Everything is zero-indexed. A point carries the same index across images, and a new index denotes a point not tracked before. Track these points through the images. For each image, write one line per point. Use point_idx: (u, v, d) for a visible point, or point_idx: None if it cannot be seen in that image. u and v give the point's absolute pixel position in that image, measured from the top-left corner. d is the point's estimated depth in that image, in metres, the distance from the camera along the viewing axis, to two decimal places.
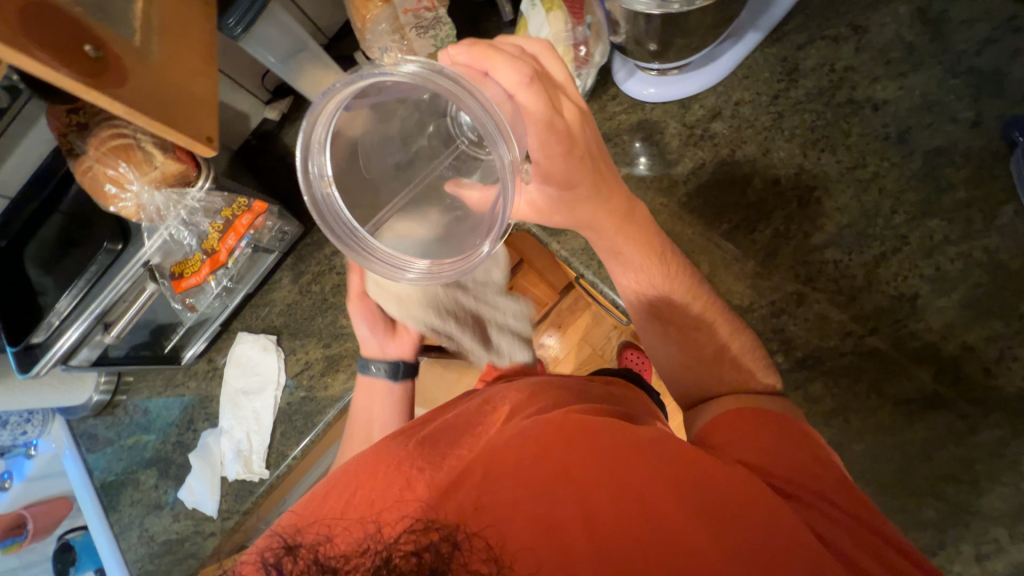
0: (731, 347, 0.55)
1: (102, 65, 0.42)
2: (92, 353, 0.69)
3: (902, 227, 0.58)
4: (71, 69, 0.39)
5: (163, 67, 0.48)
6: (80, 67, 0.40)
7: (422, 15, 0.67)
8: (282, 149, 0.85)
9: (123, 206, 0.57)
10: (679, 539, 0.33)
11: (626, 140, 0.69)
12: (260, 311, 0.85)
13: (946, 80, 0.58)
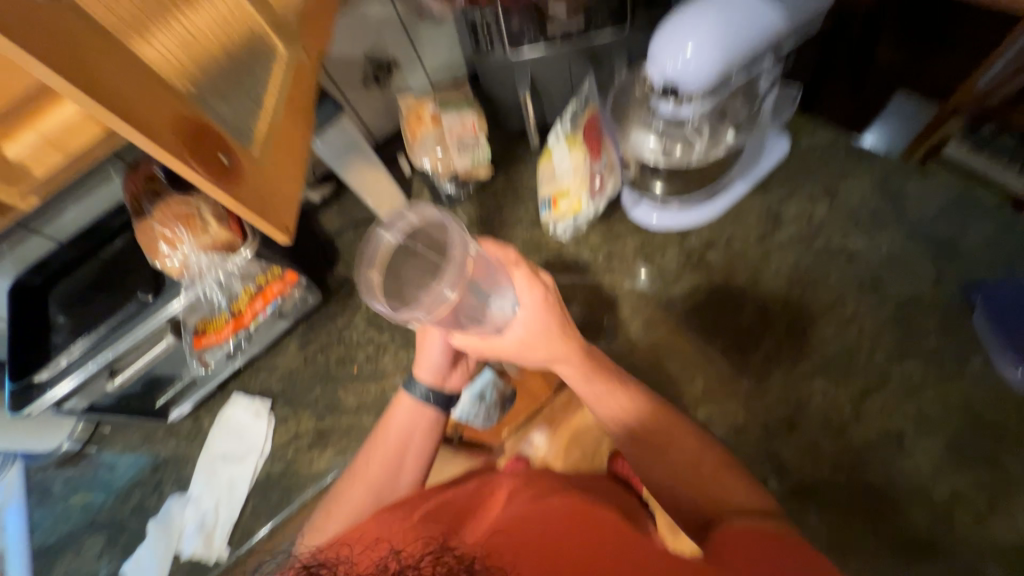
0: None
1: (232, 166, 0.39)
2: (88, 398, 0.69)
3: (883, 365, 0.62)
4: (200, 170, 0.37)
5: (281, 162, 0.45)
6: (209, 165, 0.37)
7: (464, 137, 0.80)
8: (317, 226, 0.94)
9: (169, 264, 0.63)
10: None
11: (629, 257, 0.77)
12: (260, 374, 0.85)
13: (908, 241, 0.67)
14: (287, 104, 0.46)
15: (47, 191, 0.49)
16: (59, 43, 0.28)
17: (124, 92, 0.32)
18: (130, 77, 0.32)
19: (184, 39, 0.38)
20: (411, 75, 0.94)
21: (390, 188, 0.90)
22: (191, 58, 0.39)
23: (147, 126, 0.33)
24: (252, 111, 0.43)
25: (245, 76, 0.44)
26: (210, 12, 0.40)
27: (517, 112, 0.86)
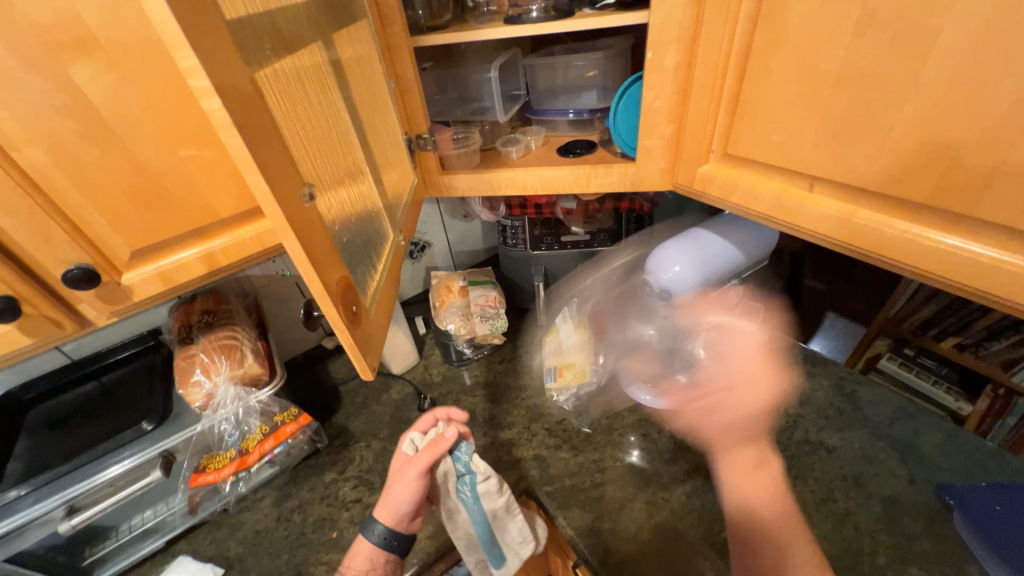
0: None
1: (357, 313, 0.42)
2: (16, 546, 0.59)
3: (888, 569, 0.62)
4: (339, 313, 0.39)
5: (379, 313, 0.49)
6: (345, 311, 0.40)
7: (486, 308, 0.93)
8: (327, 374, 0.98)
9: (195, 392, 0.63)
10: None
11: (622, 431, 0.83)
12: (219, 533, 0.75)
13: (875, 440, 0.76)
14: (388, 268, 0.53)
15: (130, 311, 0.55)
16: (290, 200, 0.33)
17: (311, 242, 0.36)
18: (319, 229, 0.37)
19: (343, 209, 0.45)
20: (440, 256, 1.13)
21: (406, 346, 0.97)
22: (344, 224, 0.45)
23: (318, 271, 0.36)
24: (365, 270, 0.48)
25: (366, 243, 0.50)
26: (355, 194, 0.49)
27: (529, 295, 1.02)
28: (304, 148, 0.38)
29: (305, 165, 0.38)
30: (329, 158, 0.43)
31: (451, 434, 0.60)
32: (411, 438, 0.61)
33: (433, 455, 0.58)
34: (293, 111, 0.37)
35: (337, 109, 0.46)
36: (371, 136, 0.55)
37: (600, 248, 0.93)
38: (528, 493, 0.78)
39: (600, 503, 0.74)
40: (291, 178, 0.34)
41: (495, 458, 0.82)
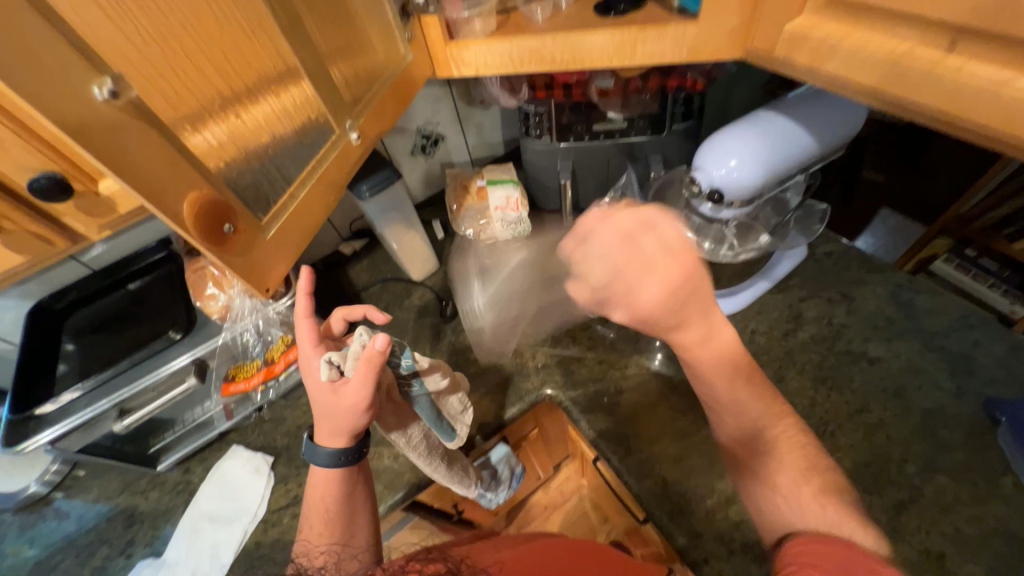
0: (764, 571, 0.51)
1: (235, 233, 0.39)
2: (83, 440, 0.64)
3: (915, 477, 0.61)
4: (189, 230, 0.36)
5: (293, 229, 0.47)
6: (206, 232, 0.37)
7: (507, 212, 0.85)
8: (344, 280, 0.98)
9: (212, 303, 0.64)
10: None
11: (646, 337, 0.81)
12: (265, 426, 0.81)
13: (926, 351, 0.70)
14: (318, 181, 0.49)
15: (122, 224, 0.50)
16: (95, 129, 0.29)
17: (136, 156, 0.31)
18: (152, 144, 0.32)
19: (228, 116, 0.41)
20: (455, 151, 1.02)
21: (424, 251, 0.93)
22: (228, 135, 0.42)
23: (153, 191, 0.32)
24: (269, 185, 0.46)
25: (288, 154, 0.48)
26: (281, 97, 0.46)
27: (555, 194, 0.92)
28: (145, 47, 0.33)
29: (134, 68, 0.33)
30: (207, 57, 0.38)
31: (384, 344, 0.45)
32: (326, 361, 0.49)
33: (372, 375, 0.46)
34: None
35: None
36: None
37: (638, 138, 0.80)
38: (551, 397, 0.79)
39: (622, 408, 0.74)
40: (77, 71, 0.28)
41: (518, 364, 0.82)
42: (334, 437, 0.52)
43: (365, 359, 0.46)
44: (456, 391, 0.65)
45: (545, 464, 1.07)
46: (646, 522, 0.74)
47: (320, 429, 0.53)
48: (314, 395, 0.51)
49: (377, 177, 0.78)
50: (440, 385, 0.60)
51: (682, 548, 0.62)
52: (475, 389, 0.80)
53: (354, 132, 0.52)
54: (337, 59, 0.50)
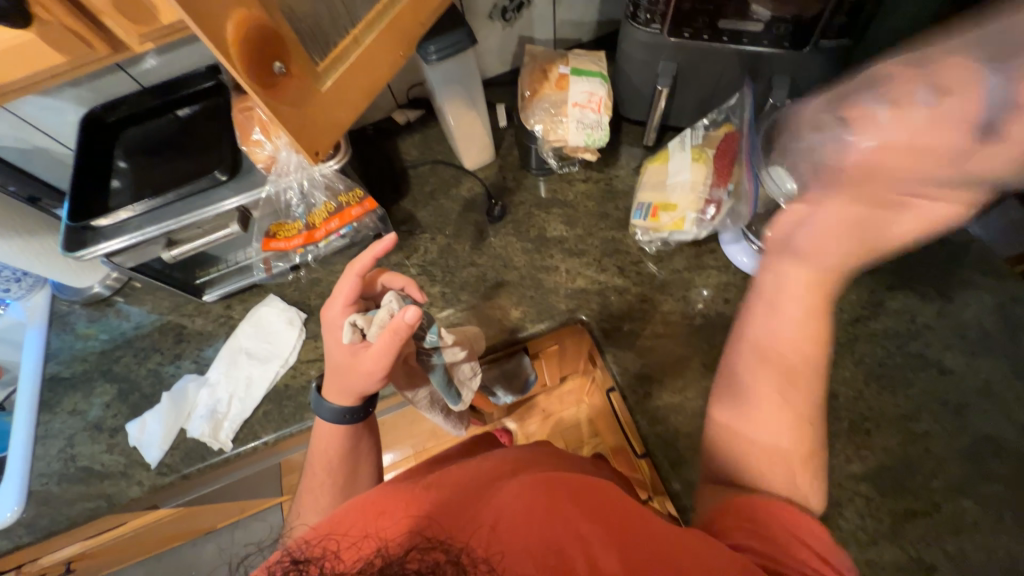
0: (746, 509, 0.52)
1: (281, 74, 0.35)
2: (136, 259, 0.67)
3: (937, 494, 0.59)
4: (236, 64, 0.32)
5: (349, 86, 0.41)
6: (251, 68, 0.33)
7: (586, 113, 0.73)
8: (393, 151, 0.92)
9: (258, 152, 0.59)
10: None
11: (697, 285, 0.75)
12: (300, 283, 0.83)
13: (1010, 377, 0.62)
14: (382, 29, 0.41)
15: (165, 39, 0.44)
16: None
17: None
18: None
19: None
20: (540, 23, 0.85)
21: (482, 138, 0.84)
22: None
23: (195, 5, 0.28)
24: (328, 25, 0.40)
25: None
26: None
27: (644, 101, 0.78)
28: None
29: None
30: None
31: (413, 319, 0.51)
32: (353, 325, 0.55)
33: (398, 343, 0.53)
34: None
35: None
36: None
37: (769, 51, 0.65)
38: (582, 323, 0.77)
39: (652, 352, 0.72)
40: None
41: (556, 282, 0.78)
42: (341, 394, 0.59)
43: (390, 333, 0.52)
44: (469, 360, 0.68)
45: (554, 376, 1.10)
46: (642, 457, 0.77)
47: (329, 388, 0.59)
48: (336, 351, 0.57)
49: (449, 38, 0.66)
50: (454, 358, 0.64)
51: (673, 491, 0.64)
52: (507, 298, 0.78)
53: None
54: None
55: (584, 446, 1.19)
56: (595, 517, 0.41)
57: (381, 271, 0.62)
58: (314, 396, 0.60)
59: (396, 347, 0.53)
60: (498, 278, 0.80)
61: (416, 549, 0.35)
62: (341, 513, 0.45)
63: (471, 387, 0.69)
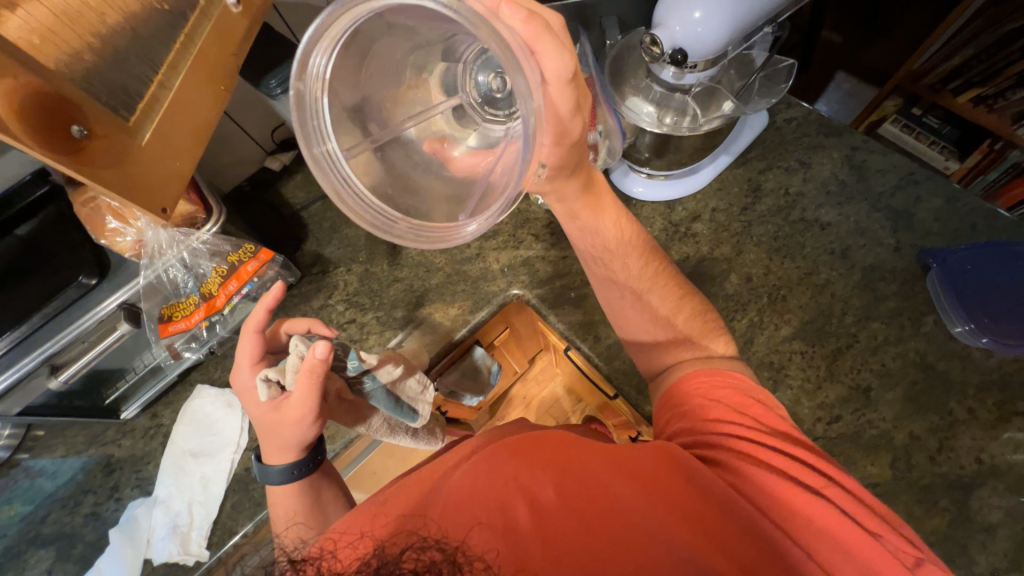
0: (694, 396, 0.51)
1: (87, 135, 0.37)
2: (20, 400, 0.58)
3: (851, 327, 0.67)
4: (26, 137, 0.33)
5: (174, 129, 0.44)
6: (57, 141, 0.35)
7: None
8: (278, 200, 0.88)
9: (120, 241, 0.53)
10: (636, 536, 0.39)
11: None
12: (226, 363, 0.77)
13: (872, 212, 0.73)
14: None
15: None
16: None
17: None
18: None
19: None
20: None
21: None
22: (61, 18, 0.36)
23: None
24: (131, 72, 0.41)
25: (138, 35, 0.41)
26: None
27: None
28: None
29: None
30: None
31: (324, 353, 0.50)
32: (266, 380, 0.54)
33: (317, 380, 0.52)
34: None
35: None
36: None
37: None
38: (518, 297, 0.79)
39: (589, 300, 0.75)
40: None
41: (482, 269, 0.79)
42: (282, 451, 0.57)
43: (303, 376, 0.51)
44: (410, 374, 0.69)
45: (520, 360, 1.12)
46: (615, 398, 0.81)
47: (268, 450, 0.57)
48: (258, 412, 0.56)
49: (287, 68, 0.65)
50: (390, 376, 0.65)
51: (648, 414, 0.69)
52: (441, 299, 0.78)
53: None
54: None
55: (571, 415, 1.22)
56: (555, 456, 0.44)
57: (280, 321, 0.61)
58: (257, 466, 0.57)
59: (318, 383, 0.52)
60: (426, 285, 0.79)
61: (416, 547, 0.34)
62: (339, 524, 0.45)
63: (421, 399, 0.71)
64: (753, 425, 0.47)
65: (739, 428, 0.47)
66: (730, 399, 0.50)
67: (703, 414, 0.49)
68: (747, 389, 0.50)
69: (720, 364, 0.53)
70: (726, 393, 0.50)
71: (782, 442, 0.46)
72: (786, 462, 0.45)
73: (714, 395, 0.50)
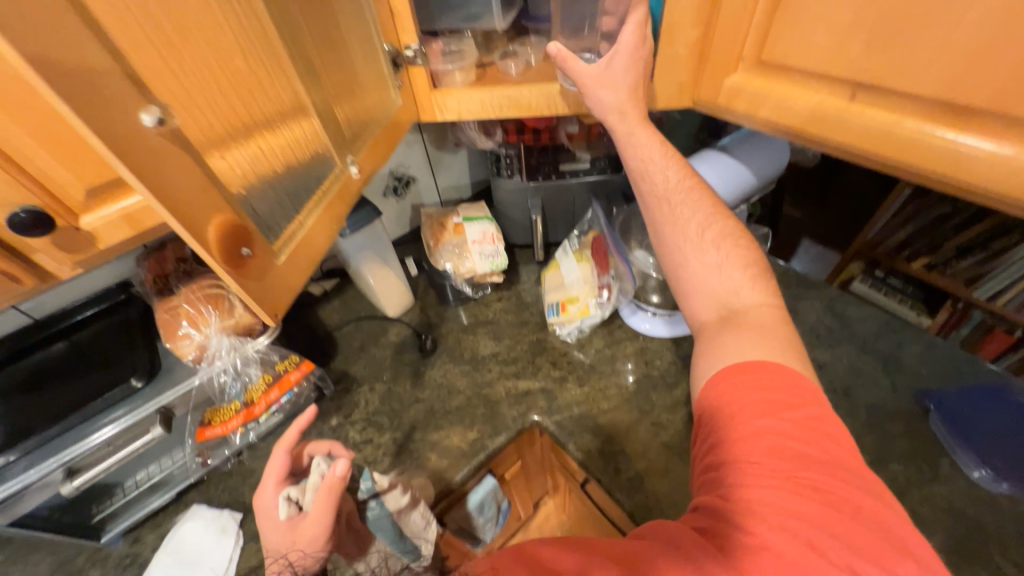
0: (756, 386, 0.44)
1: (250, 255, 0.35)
2: (18, 510, 0.55)
3: (870, 468, 0.68)
4: (214, 259, 0.32)
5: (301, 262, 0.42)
6: (228, 257, 0.33)
7: (484, 245, 0.88)
8: (315, 320, 0.96)
9: (185, 345, 0.59)
10: None
11: (620, 360, 0.85)
12: (230, 481, 0.74)
13: (862, 355, 0.80)
14: (325, 213, 0.45)
15: (97, 263, 0.48)
16: (123, 144, 0.26)
17: (166, 179, 0.28)
18: (179, 164, 0.29)
19: (244, 142, 0.37)
20: (426, 192, 1.05)
21: (399, 287, 0.94)
22: (247, 166, 0.37)
23: (177, 211, 0.29)
24: (282, 211, 0.42)
25: (291, 183, 0.43)
26: (292, 131, 0.42)
27: (525, 229, 0.99)
28: (169, 57, 0.29)
29: (160, 81, 0.29)
30: (222, 70, 0.34)
31: (344, 470, 0.51)
32: (287, 498, 0.55)
33: (333, 500, 0.51)
34: (160, 22, 0.29)
35: (264, 27, 0.37)
36: (320, 38, 0.44)
37: (600, 178, 0.89)
38: (537, 423, 0.80)
39: (607, 428, 0.77)
40: (123, 94, 0.26)
41: (501, 393, 0.82)
42: None
43: (318, 495, 0.51)
44: (416, 506, 0.67)
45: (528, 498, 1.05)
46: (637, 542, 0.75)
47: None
48: (271, 537, 0.54)
49: (357, 215, 0.80)
50: (397, 504, 0.64)
51: None
52: (460, 421, 0.80)
53: (355, 167, 0.48)
54: (340, 100, 0.48)
55: None
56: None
57: (305, 441, 0.62)
58: None
59: (333, 505, 0.51)
60: (446, 407, 0.81)
61: None
62: None
63: (423, 537, 0.67)
64: (796, 433, 0.41)
65: (778, 440, 0.41)
66: (765, 397, 0.43)
67: (734, 425, 0.43)
68: (779, 400, 0.43)
69: (763, 356, 0.46)
70: (759, 399, 0.43)
71: (823, 450, 0.41)
72: (827, 484, 0.39)
73: (743, 398, 0.44)
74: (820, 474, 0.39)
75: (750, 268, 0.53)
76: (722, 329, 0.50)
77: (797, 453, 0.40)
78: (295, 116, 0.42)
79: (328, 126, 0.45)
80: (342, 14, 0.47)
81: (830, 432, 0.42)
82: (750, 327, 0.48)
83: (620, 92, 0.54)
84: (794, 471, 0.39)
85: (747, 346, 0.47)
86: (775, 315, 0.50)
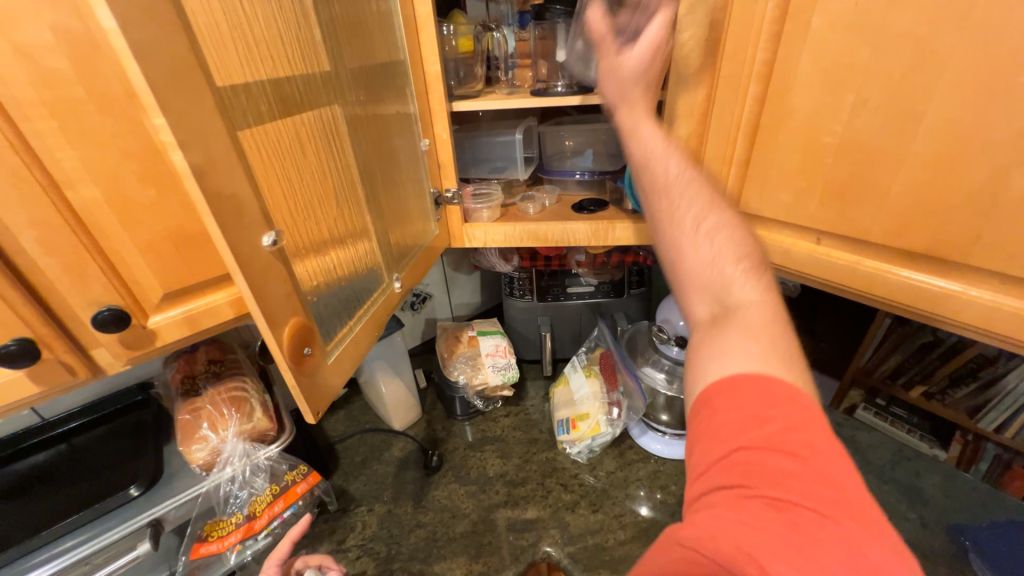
0: (737, 399, 0.37)
1: (310, 354, 0.39)
2: None
3: None
4: (281, 353, 0.36)
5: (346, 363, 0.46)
6: (293, 355, 0.37)
7: (497, 359, 0.91)
8: (318, 431, 0.94)
9: (197, 450, 0.58)
10: None
11: (631, 484, 0.81)
12: None
13: (882, 484, 0.78)
14: (371, 321, 0.50)
15: (146, 360, 0.51)
16: (245, 256, 0.32)
17: (266, 284, 0.34)
18: (278, 273, 0.35)
19: (320, 255, 0.44)
20: (440, 308, 1.13)
21: (409, 400, 0.94)
22: (319, 274, 0.43)
23: (267, 310, 0.34)
24: (337, 317, 0.46)
25: (348, 293, 0.49)
26: (355, 248, 0.50)
27: (533, 345, 1.03)
28: (284, 191, 0.38)
29: (277, 209, 0.37)
30: (315, 200, 0.43)
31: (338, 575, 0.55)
32: None
33: None
34: (284, 169, 0.38)
35: (351, 174, 0.47)
36: (385, 182, 0.55)
37: (604, 299, 0.96)
38: (548, 556, 0.73)
39: (626, 563, 0.70)
40: (256, 222, 0.33)
41: (510, 518, 0.77)
42: None
43: None
44: None
45: None
46: None
47: None
48: None
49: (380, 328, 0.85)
50: None
51: None
52: (464, 552, 0.73)
53: (398, 282, 0.55)
54: (394, 227, 0.58)
55: None
56: None
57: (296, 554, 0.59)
58: None
59: None
60: (449, 534, 0.75)
61: None
62: None
63: None
64: (768, 448, 0.34)
65: (748, 462, 0.34)
66: (739, 410, 0.37)
67: (703, 446, 0.38)
68: (750, 417, 0.36)
69: (745, 366, 0.38)
70: (731, 417, 0.37)
71: (807, 478, 0.32)
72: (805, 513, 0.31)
73: (714, 417, 0.38)
74: (800, 507, 0.31)
75: (750, 266, 0.45)
76: (713, 324, 0.43)
77: (768, 470, 0.33)
78: (358, 236, 0.50)
79: (382, 247, 0.53)
80: (404, 166, 0.59)
81: (818, 446, 0.34)
82: (741, 327, 0.41)
83: (636, 88, 0.54)
84: (765, 497, 0.32)
85: (734, 352, 0.40)
86: (776, 317, 0.42)
